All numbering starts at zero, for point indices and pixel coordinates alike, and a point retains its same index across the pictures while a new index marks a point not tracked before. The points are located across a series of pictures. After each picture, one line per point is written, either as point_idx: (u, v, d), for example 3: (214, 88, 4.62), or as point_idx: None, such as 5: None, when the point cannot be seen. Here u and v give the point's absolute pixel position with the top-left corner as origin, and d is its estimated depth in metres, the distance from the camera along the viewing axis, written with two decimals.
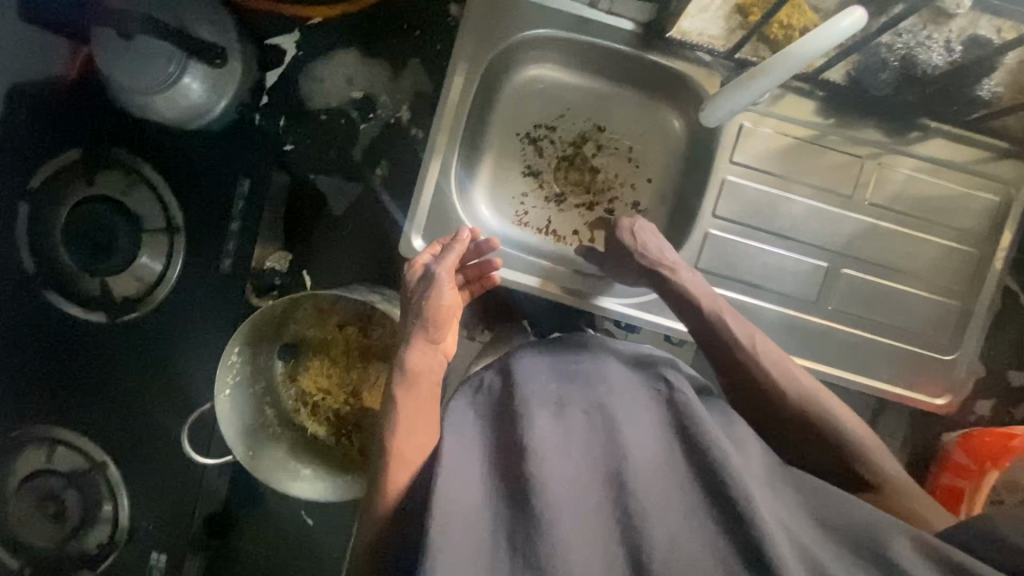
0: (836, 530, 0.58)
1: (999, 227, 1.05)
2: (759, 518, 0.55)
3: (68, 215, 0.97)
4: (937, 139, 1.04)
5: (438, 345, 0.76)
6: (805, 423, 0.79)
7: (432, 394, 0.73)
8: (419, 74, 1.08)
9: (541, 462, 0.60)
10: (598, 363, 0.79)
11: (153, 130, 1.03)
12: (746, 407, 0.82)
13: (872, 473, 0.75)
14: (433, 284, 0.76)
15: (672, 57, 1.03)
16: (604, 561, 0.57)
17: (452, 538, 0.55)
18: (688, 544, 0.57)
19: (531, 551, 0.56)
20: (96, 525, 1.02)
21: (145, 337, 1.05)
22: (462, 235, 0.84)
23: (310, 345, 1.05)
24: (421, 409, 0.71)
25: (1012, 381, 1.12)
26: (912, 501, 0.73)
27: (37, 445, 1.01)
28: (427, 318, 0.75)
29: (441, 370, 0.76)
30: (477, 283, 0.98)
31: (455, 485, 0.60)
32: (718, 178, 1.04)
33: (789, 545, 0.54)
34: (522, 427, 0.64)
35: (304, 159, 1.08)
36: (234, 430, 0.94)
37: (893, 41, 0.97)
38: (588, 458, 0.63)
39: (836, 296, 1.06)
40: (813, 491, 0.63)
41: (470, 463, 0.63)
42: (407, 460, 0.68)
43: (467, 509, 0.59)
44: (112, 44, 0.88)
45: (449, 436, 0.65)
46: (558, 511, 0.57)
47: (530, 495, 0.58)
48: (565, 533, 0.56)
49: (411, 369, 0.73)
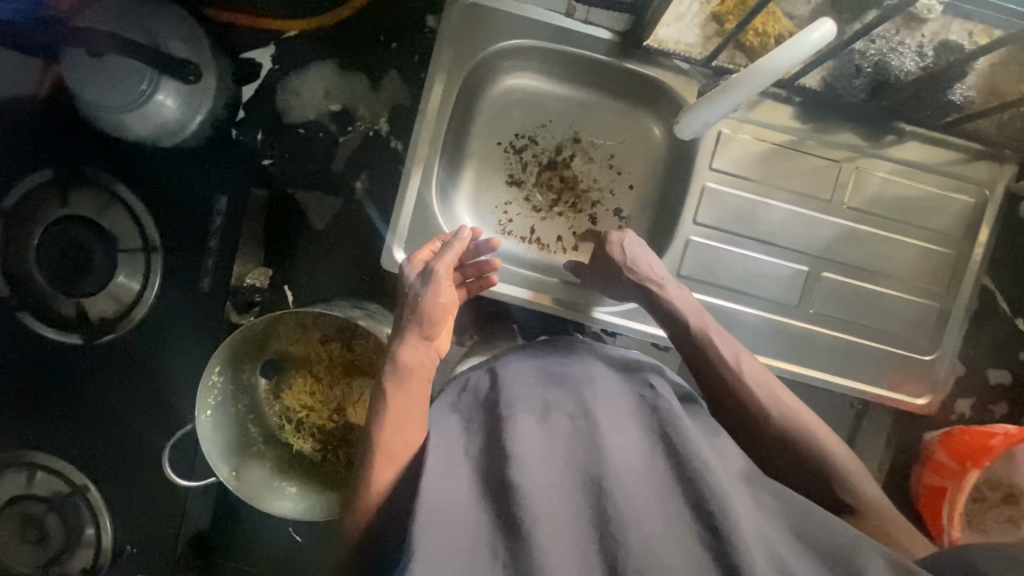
0: (813, 543, 0.59)
1: (975, 229, 1.07)
2: (735, 527, 0.56)
3: (41, 237, 0.95)
4: (913, 142, 1.05)
5: (432, 342, 0.75)
6: (787, 442, 0.79)
7: (424, 392, 0.72)
8: (397, 85, 1.07)
9: (524, 466, 0.60)
10: (584, 366, 0.78)
11: (129, 148, 1.02)
12: (728, 421, 0.83)
13: (851, 496, 0.75)
14: (431, 281, 0.75)
15: (649, 65, 1.04)
16: (581, 566, 0.56)
17: (432, 543, 0.55)
18: (663, 551, 0.56)
19: (511, 556, 0.55)
20: (79, 548, 1.00)
21: (124, 358, 1.03)
22: (462, 234, 0.82)
23: (293, 361, 1.04)
24: (411, 405, 0.70)
25: (991, 380, 1.14)
26: (892, 525, 0.73)
27: (17, 471, 0.99)
28: (423, 315, 0.74)
29: (434, 367, 0.75)
30: (475, 282, 0.97)
31: (437, 487, 0.60)
32: (698, 186, 1.05)
33: (763, 555, 0.55)
34: (506, 432, 0.64)
35: (283, 173, 1.07)
36: (218, 451, 0.94)
37: (866, 48, 0.98)
38: (571, 463, 0.63)
39: (818, 299, 1.07)
40: (793, 504, 0.63)
41: (453, 466, 0.63)
42: (392, 455, 0.67)
43: (447, 511, 0.58)
44: (80, 65, 0.86)
45: (434, 442, 0.65)
46: (539, 516, 0.56)
47: (511, 501, 0.58)
48: (545, 538, 0.55)
49: (403, 364, 0.72)
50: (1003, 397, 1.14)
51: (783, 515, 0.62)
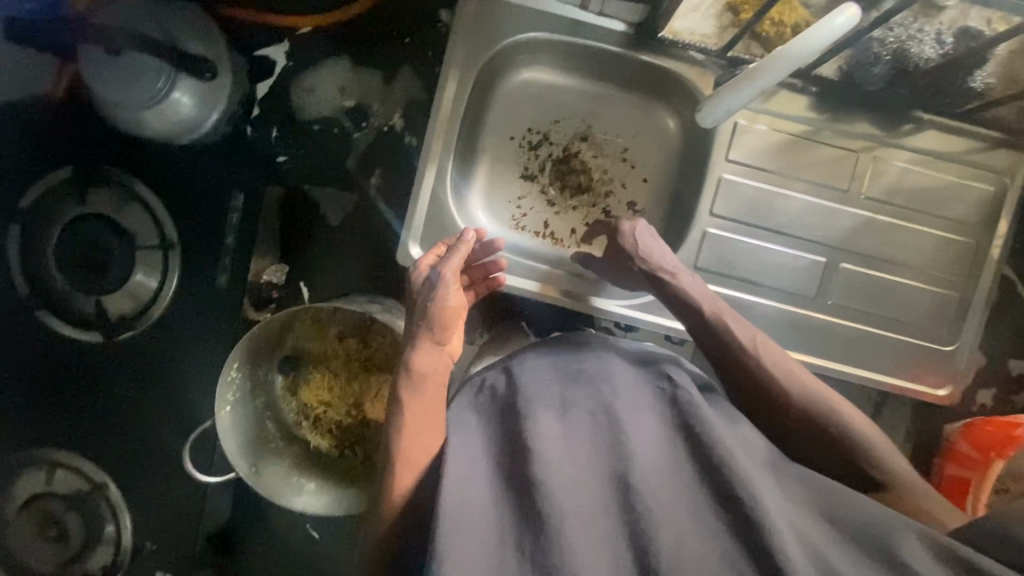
0: (841, 524, 0.58)
1: (995, 217, 1.05)
2: (765, 514, 0.55)
3: (60, 235, 0.96)
4: (931, 131, 1.04)
5: (444, 346, 0.75)
6: (810, 433, 0.79)
7: (438, 397, 0.72)
8: (411, 81, 1.07)
9: (547, 464, 0.59)
10: (601, 361, 0.78)
11: (145, 147, 1.03)
12: (752, 413, 0.82)
13: (877, 471, 0.76)
14: (437, 286, 0.74)
15: (664, 57, 1.03)
16: (611, 563, 0.56)
17: (460, 547, 0.55)
18: (695, 543, 0.56)
19: (539, 555, 0.55)
20: (98, 546, 1.00)
21: (142, 356, 1.04)
22: (467, 236, 0.83)
23: (310, 358, 1.04)
24: (426, 411, 0.70)
25: (1012, 370, 1.13)
26: (919, 498, 0.73)
27: (36, 469, 0.99)
28: (433, 320, 0.73)
29: (447, 370, 0.75)
30: (482, 284, 0.99)
31: (461, 487, 0.59)
32: (714, 177, 1.04)
33: (795, 542, 0.54)
34: (528, 429, 0.63)
35: (298, 170, 1.07)
36: (236, 447, 0.93)
37: (884, 36, 0.98)
38: (594, 460, 0.63)
39: (836, 290, 1.06)
40: (818, 488, 0.63)
41: (475, 464, 0.62)
42: (413, 461, 0.67)
43: (473, 512, 0.58)
44: (98, 62, 0.87)
45: (454, 440, 0.64)
46: (566, 514, 0.56)
47: (537, 500, 0.57)
48: (573, 536, 0.55)
49: (417, 370, 0.71)
50: None
51: (811, 500, 0.61)
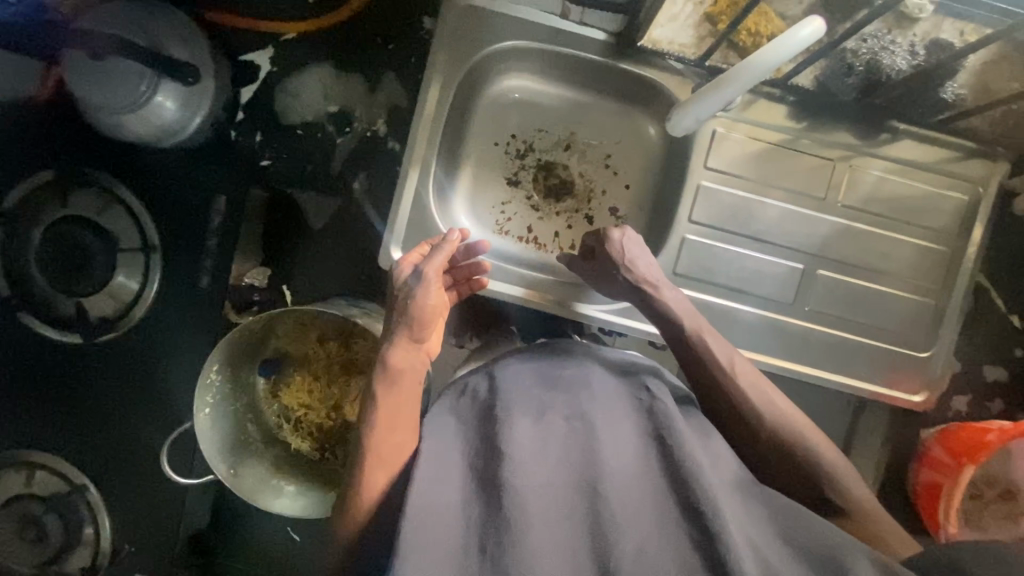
0: (800, 547, 0.59)
1: (969, 226, 1.07)
2: (726, 532, 0.56)
3: (41, 237, 0.96)
4: (905, 140, 1.05)
5: (422, 345, 0.74)
6: (779, 443, 0.79)
7: (413, 394, 0.71)
8: (394, 87, 1.09)
9: (516, 468, 0.60)
10: (582, 368, 0.78)
11: (128, 150, 1.03)
12: (724, 423, 0.82)
13: (838, 496, 0.77)
14: (420, 283, 0.74)
15: (645, 66, 1.05)
16: (571, 569, 0.57)
17: (422, 549, 0.56)
18: (656, 557, 0.57)
19: (500, 558, 0.55)
20: (77, 548, 1.00)
21: (124, 357, 1.04)
22: (452, 236, 0.81)
23: (292, 360, 1.05)
24: (399, 408, 0.69)
25: (987, 377, 1.14)
26: (878, 523, 0.75)
27: (16, 470, 0.99)
28: (413, 318, 0.72)
29: (423, 370, 0.74)
30: (464, 284, 0.97)
31: (429, 488, 0.59)
32: (693, 185, 1.05)
33: (751, 559, 0.55)
34: (501, 434, 0.63)
35: (281, 173, 1.08)
36: (217, 450, 0.93)
37: (857, 47, 0.99)
38: (565, 466, 0.63)
39: (813, 296, 1.07)
40: (782, 508, 0.63)
41: (447, 465, 0.62)
42: (385, 460, 0.67)
43: (439, 514, 0.58)
44: (83, 66, 0.88)
45: (428, 440, 0.64)
46: (530, 521, 0.56)
47: (503, 503, 0.58)
48: (535, 541, 0.56)
49: (393, 368, 0.71)
50: (1000, 394, 1.14)
51: (773, 518, 0.62)
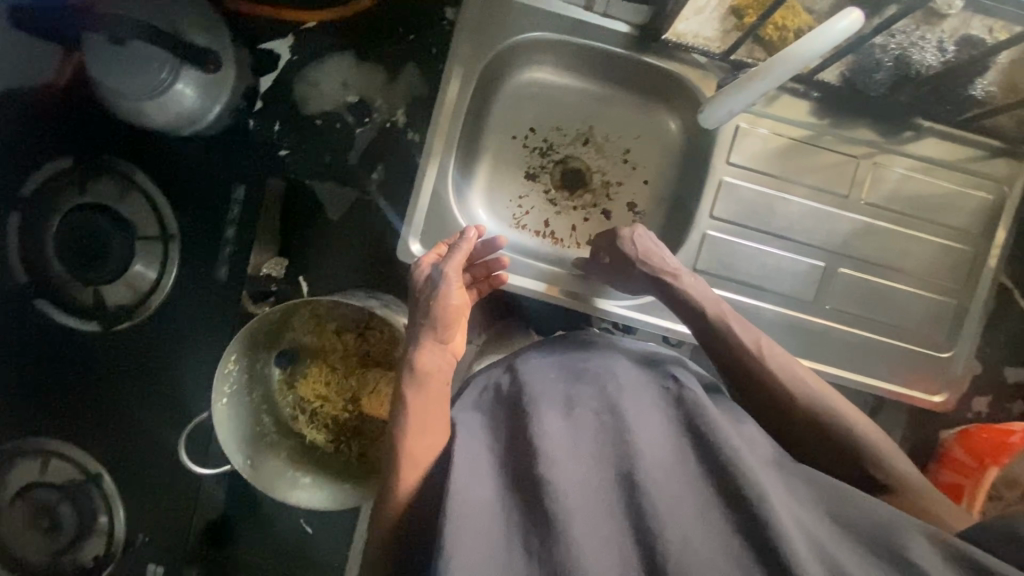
0: (849, 525, 0.58)
1: (993, 225, 1.06)
2: (772, 513, 0.55)
3: (59, 224, 0.96)
4: (931, 138, 1.04)
5: (447, 344, 0.73)
6: (814, 420, 0.79)
7: (443, 395, 0.70)
8: (414, 77, 1.07)
9: (553, 462, 0.59)
10: (606, 359, 0.78)
11: (145, 138, 1.02)
12: (756, 413, 0.82)
13: (881, 472, 0.75)
14: (441, 282, 0.73)
15: (667, 59, 1.04)
16: (619, 565, 0.55)
17: (468, 546, 0.54)
18: (703, 543, 0.56)
19: (546, 553, 0.55)
20: (91, 537, 1.00)
21: (139, 346, 1.04)
22: (468, 234, 0.81)
23: (309, 352, 1.04)
24: (430, 407, 0.68)
25: (1008, 378, 1.13)
26: (926, 500, 0.72)
27: (31, 458, 0.99)
28: (436, 318, 0.71)
29: (450, 369, 0.73)
30: (484, 283, 0.97)
31: (467, 483, 0.58)
32: (715, 180, 1.04)
33: (802, 538, 0.54)
34: (533, 427, 0.63)
35: (299, 164, 1.07)
36: (233, 440, 0.93)
37: (886, 41, 0.98)
38: (599, 459, 0.62)
39: (833, 295, 1.06)
40: (825, 488, 0.62)
41: (481, 461, 0.62)
42: (417, 460, 0.65)
43: (481, 507, 0.57)
44: (104, 53, 0.87)
45: (459, 436, 0.64)
46: (573, 514, 0.56)
47: (543, 499, 0.57)
48: (581, 536, 0.55)
49: (421, 370, 0.69)
50: (1020, 395, 1.13)
51: (819, 498, 0.61)
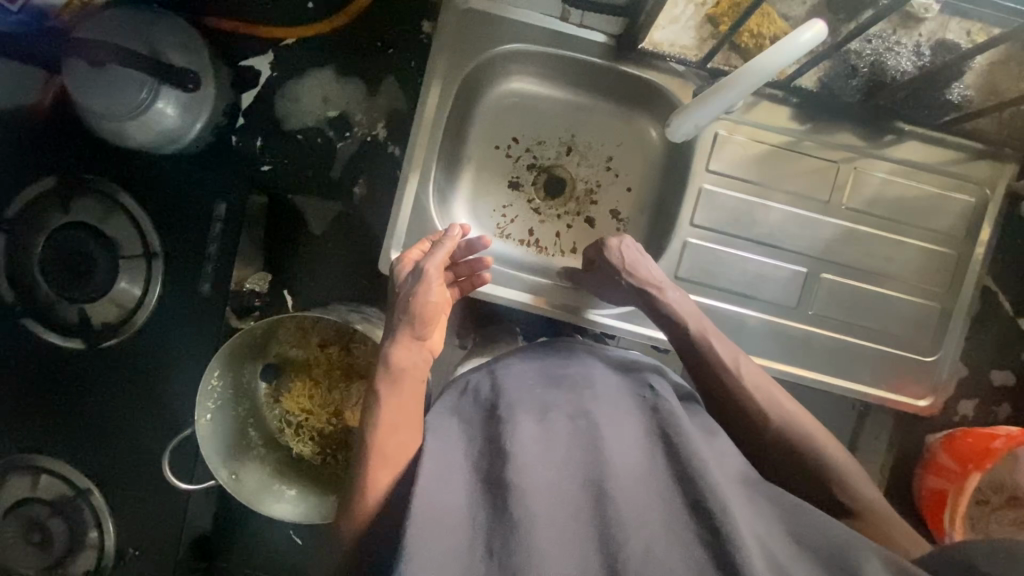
0: (809, 546, 0.58)
1: (976, 228, 1.05)
2: (733, 526, 0.55)
3: (44, 244, 0.97)
4: (911, 142, 1.04)
5: (424, 342, 0.74)
6: (785, 443, 0.79)
7: (418, 393, 0.71)
8: (394, 90, 1.08)
9: (520, 466, 0.59)
10: (584, 366, 0.78)
11: (128, 156, 1.04)
12: (729, 422, 0.82)
13: (846, 497, 0.75)
14: (423, 279, 0.75)
15: (645, 68, 1.04)
16: (578, 569, 0.56)
17: (429, 546, 0.54)
18: (665, 554, 0.56)
19: (507, 556, 0.54)
20: (81, 552, 1.01)
21: (125, 362, 1.05)
22: (452, 234, 0.83)
23: (293, 365, 1.05)
24: (403, 407, 0.68)
25: (994, 382, 1.13)
26: (888, 524, 0.73)
27: (21, 475, 1.01)
28: (415, 315, 0.73)
29: (426, 368, 0.74)
30: (465, 280, 0.96)
31: (433, 487, 0.58)
32: (695, 188, 1.04)
33: (761, 555, 0.54)
34: (505, 433, 0.63)
35: (282, 178, 1.08)
36: (217, 453, 0.94)
37: (862, 48, 0.98)
38: (569, 463, 0.62)
39: (816, 300, 1.06)
40: (787, 504, 0.63)
41: (451, 463, 0.62)
42: (389, 460, 0.65)
43: (444, 508, 0.57)
44: (84, 76, 0.88)
45: (431, 440, 0.63)
46: (537, 518, 0.55)
47: (508, 504, 0.57)
48: (543, 540, 0.55)
49: (396, 365, 0.70)
50: (1007, 399, 1.13)
51: (781, 517, 0.61)
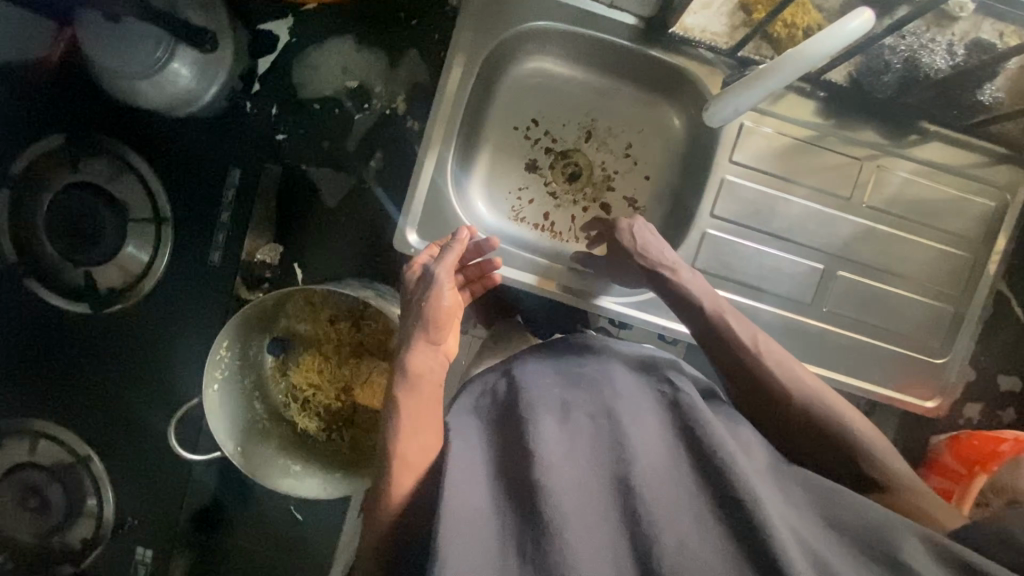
0: (842, 526, 0.58)
1: (994, 232, 1.05)
2: (768, 519, 0.54)
3: (50, 204, 0.94)
4: (936, 142, 1.03)
5: (439, 347, 0.72)
6: (810, 424, 0.78)
7: (435, 398, 0.69)
8: (415, 64, 1.05)
9: (547, 465, 0.58)
10: (602, 364, 0.77)
11: (138, 118, 1.00)
12: (755, 404, 0.81)
13: (878, 472, 0.75)
14: (433, 284, 0.73)
15: (674, 54, 1.02)
16: (612, 568, 0.55)
17: (461, 546, 0.53)
18: (699, 547, 0.55)
19: (539, 555, 0.54)
20: (80, 519, 1.00)
21: (130, 329, 1.03)
22: (461, 235, 0.81)
23: (301, 340, 1.03)
24: (423, 408, 0.67)
25: (1001, 386, 1.14)
26: (918, 499, 0.72)
27: (19, 438, 0.99)
28: (428, 319, 0.71)
29: (444, 371, 0.72)
30: (478, 283, 0.93)
31: (461, 487, 0.57)
32: (717, 178, 1.03)
33: (797, 547, 0.54)
34: (528, 432, 0.62)
35: (296, 149, 1.05)
36: (224, 426, 0.93)
37: (896, 43, 0.98)
38: (594, 463, 0.62)
39: (831, 297, 1.06)
40: (822, 490, 0.62)
41: (477, 465, 0.61)
42: (411, 462, 0.63)
43: (471, 501, 0.57)
44: (96, 29, 0.85)
45: (454, 442, 0.63)
46: (567, 518, 0.55)
47: (538, 503, 0.56)
48: (575, 540, 0.54)
49: (413, 371, 0.69)
50: (1013, 404, 1.14)
51: (815, 503, 0.61)
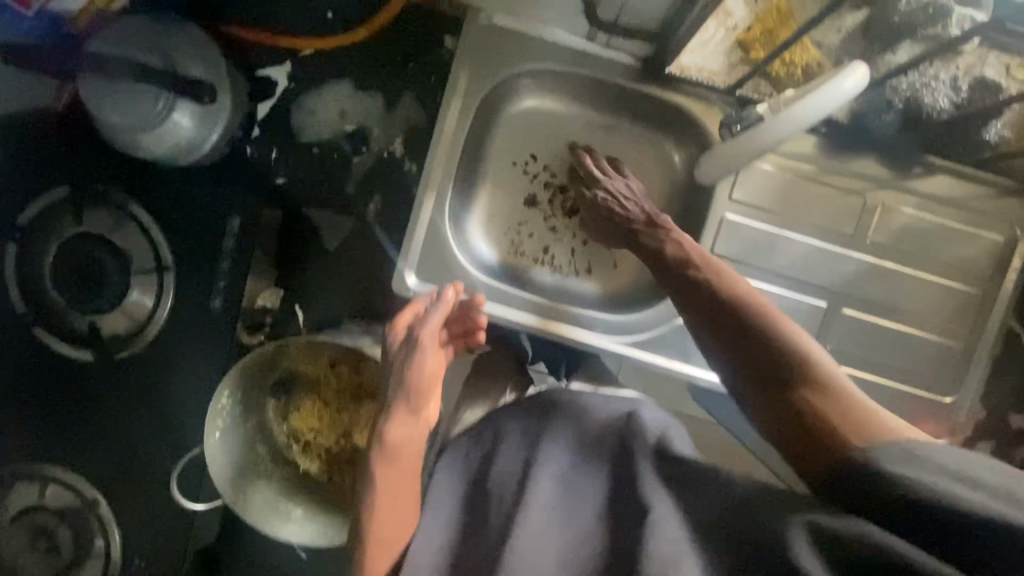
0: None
1: (1004, 268, 1.03)
2: None
3: (56, 254, 0.96)
4: (941, 176, 1.02)
5: (419, 414, 0.75)
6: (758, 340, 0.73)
7: (411, 465, 0.73)
8: (412, 106, 1.06)
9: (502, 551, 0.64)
10: (569, 425, 0.78)
11: (141, 165, 1.02)
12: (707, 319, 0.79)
13: (827, 397, 0.66)
14: (412, 352, 0.75)
15: (672, 92, 1.01)
16: None
17: None
18: None
19: None
20: (89, 560, 1.01)
21: (135, 372, 1.04)
22: (446, 296, 0.79)
23: (302, 383, 1.03)
24: (397, 483, 0.72)
25: (1013, 424, 1.11)
26: (870, 424, 0.61)
27: (28, 484, 1.00)
28: (407, 389, 0.74)
29: (422, 439, 0.75)
30: (461, 340, 0.90)
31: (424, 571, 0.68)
32: (716, 217, 1.02)
33: None
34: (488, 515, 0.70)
35: (295, 192, 1.06)
36: (225, 472, 0.95)
37: (899, 82, 0.95)
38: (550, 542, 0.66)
39: (835, 335, 1.04)
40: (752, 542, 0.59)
41: (442, 545, 0.71)
42: (383, 537, 0.71)
43: (428, 569, 0.69)
44: (97, 87, 0.86)
45: (426, 520, 0.72)
46: None
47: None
48: None
49: (391, 442, 0.72)
50: None
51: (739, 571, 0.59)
